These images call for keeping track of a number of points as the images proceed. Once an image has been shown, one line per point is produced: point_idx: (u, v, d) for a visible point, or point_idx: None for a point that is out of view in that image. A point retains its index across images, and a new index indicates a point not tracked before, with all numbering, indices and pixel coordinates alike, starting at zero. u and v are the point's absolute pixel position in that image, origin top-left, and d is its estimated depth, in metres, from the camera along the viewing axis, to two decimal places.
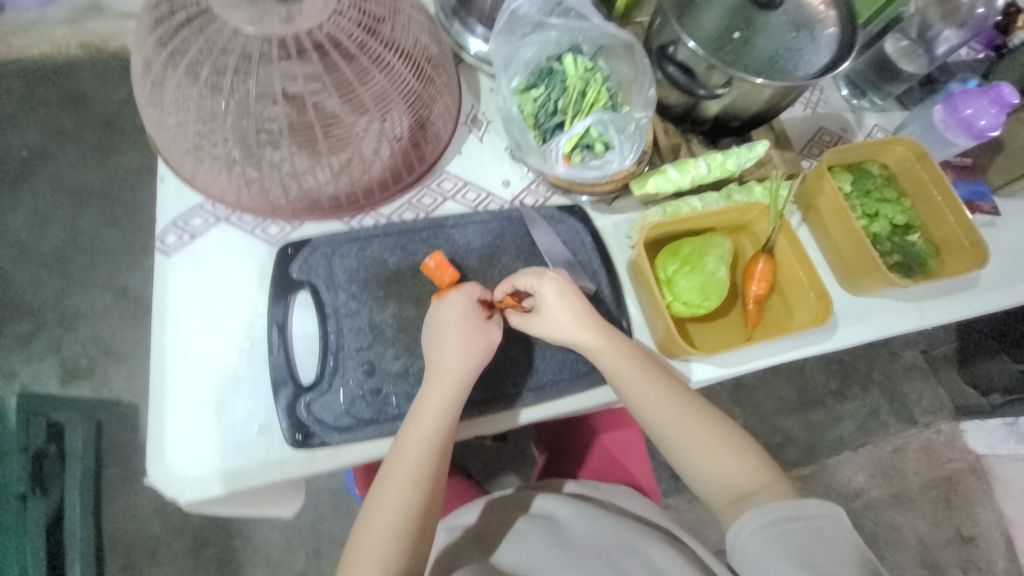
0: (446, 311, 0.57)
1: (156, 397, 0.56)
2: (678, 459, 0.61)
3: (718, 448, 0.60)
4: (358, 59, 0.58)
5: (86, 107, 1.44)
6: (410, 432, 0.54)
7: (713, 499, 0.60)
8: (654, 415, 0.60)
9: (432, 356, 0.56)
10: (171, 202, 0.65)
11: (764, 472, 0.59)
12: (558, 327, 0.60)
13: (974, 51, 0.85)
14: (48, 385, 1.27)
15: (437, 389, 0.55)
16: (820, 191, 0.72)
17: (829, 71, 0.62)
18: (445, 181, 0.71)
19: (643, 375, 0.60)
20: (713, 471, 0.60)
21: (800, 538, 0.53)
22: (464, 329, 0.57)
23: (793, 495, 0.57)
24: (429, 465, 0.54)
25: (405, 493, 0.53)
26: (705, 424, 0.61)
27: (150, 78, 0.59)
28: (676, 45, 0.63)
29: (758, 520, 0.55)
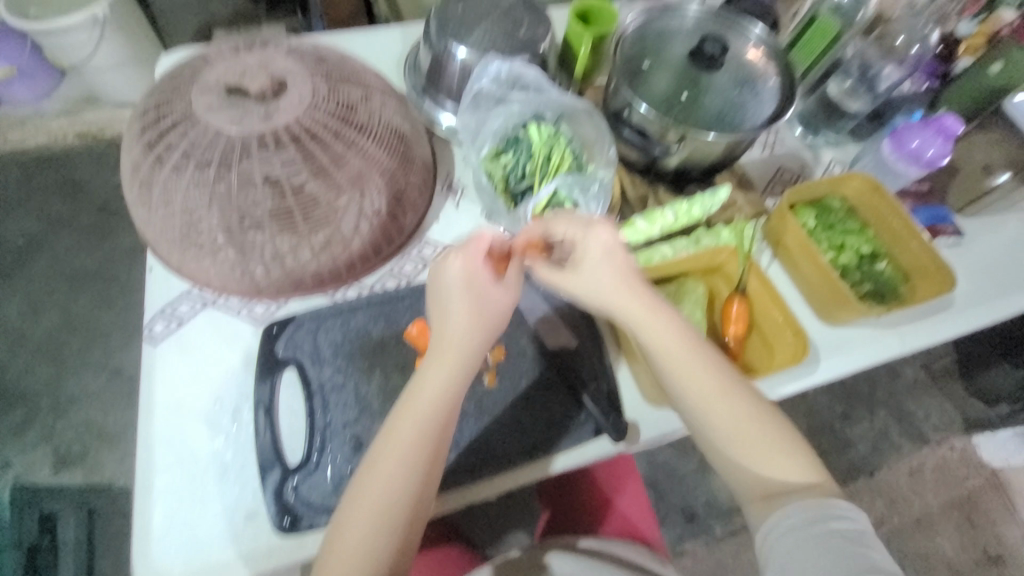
0: (459, 262, 0.56)
1: (141, 491, 0.56)
2: (709, 439, 0.56)
3: (760, 434, 0.55)
4: (333, 146, 0.62)
5: (82, 192, 1.50)
6: (416, 398, 0.52)
7: (743, 489, 0.56)
8: (689, 384, 0.55)
9: (441, 314, 0.56)
10: (160, 291, 0.67)
11: (812, 471, 0.54)
12: (573, 280, 0.58)
13: (918, 83, 0.86)
14: (41, 475, 1.24)
15: (448, 353, 0.54)
16: (785, 229, 0.75)
17: (776, 118, 0.66)
18: (425, 248, 0.74)
19: (683, 341, 0.56)
20: (750, 462, 0.54)
21: (833, 543, 0.49)
22: (476, 283, 0.56)
23: (831, 495, 0.53)
24: (432, 443, 0.52)
25: (397, 473, 0.50)
26: (747, 402, 0.55)
27: (139, 178, 0.62)
28: (629, 109, 0.69)
29: (789, 520, 0.51)
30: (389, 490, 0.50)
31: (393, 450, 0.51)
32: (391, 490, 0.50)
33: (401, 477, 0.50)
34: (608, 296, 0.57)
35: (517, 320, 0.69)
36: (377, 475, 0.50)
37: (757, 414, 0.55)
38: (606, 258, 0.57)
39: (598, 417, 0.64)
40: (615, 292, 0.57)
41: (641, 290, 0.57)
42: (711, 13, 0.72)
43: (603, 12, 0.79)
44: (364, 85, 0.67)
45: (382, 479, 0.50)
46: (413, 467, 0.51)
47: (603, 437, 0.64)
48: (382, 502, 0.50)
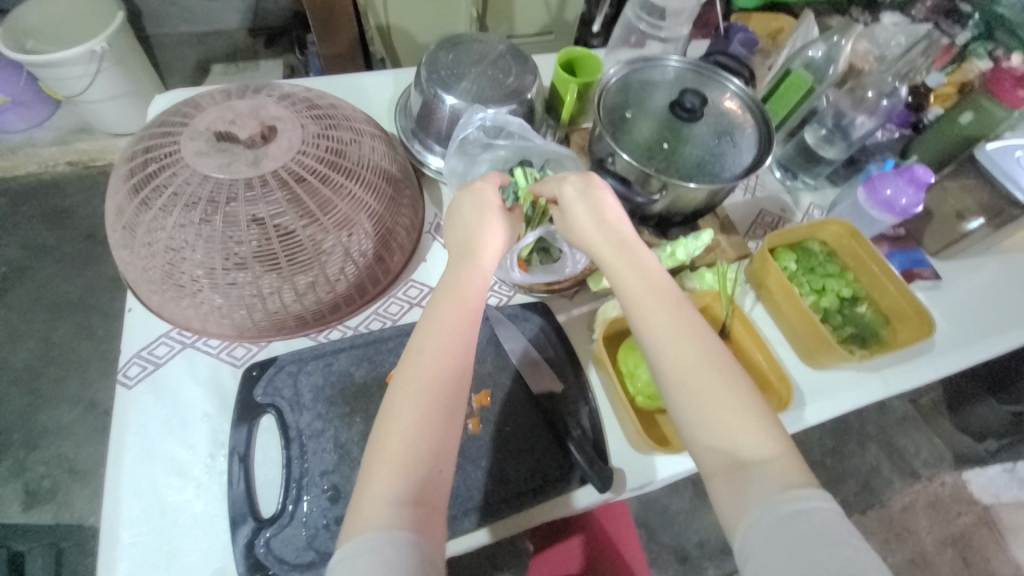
0: (469, 197, 0.61)
1: (106, 545, 0.53)
2: (669, 399, 0.50)
3: (724, 392, 0.49)
4: (320, 190, 0.62)
5: (70, 221, 1.50)
6: (443, 296, 0.53)
7: (707, 463, 0.47)
8: (653, 328, 0.52)
9: (463, 233, 0.59)
10: (137, 332, 0.65)
11: (784, 448, 0.47)
12: (579, 209, 0.60)
13: (889, 131, 0.90)
14: (7, 513, 1.18)
15: (472, 261, 0.56)
16: (767, 272, 0.76)
17: (753, 169, 0.68)
18: (411, 288, 0.74)
19: (652, 285, 0.55)
20: (709, 423, 0.48)
21: (801, 542, 0.41)
22: (490, 207, 0.60)
23: (803, 482, 0.44)
24: (465, 343, 0.51)
25: (423, 371, 0.48)
26: (713, 355, 0.50)
27: (123, 219, 0.62)
28: (612, 157, 0.70)
29: (754, 516, 0.43)
30: (423, 392, 0.47)
31: (419, 348, 0.49)
32: (425, 389, 0.47)
33: (429, 378, 0.48)
34: (595, 238, 0.59)
35: (503, 362, 0.68)
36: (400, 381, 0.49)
37: (720, 370, 0.49)
38: (606, 191, 0.61)
39: (585, 468, 0.61)
40: (601, 234, 0.59)
41: (631, 232, 0.59)
42: (690, 69, 0.76)
43: (588, 62, 0.83)
44: (353, 130, 0.68)
45: (412, 376, 0.48)
46: (445, 362, 0.49)
47: (588, 485, 0.63)
48: (423, 399, 0.47)
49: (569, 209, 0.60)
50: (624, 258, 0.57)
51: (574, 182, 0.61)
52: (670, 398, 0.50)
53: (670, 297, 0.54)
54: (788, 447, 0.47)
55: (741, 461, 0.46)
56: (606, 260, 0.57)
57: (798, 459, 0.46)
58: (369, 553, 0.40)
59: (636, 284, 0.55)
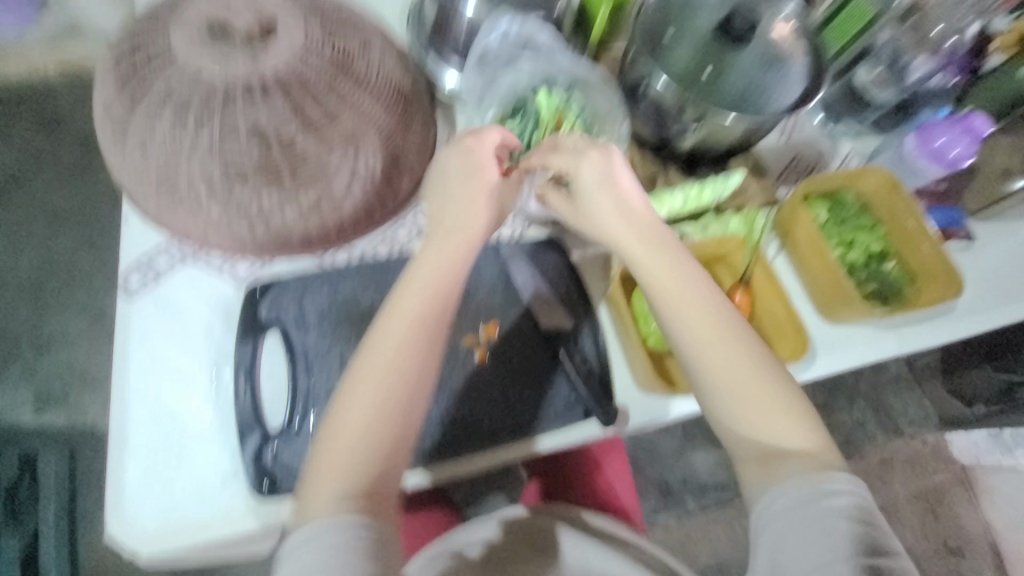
0: (455, 156, 0.56)
1: (115, 447, 0.54)
2: (710, 404, 0.54)
3: (762, 394, 0.53)
4: (324, 98, 0.57)
5: (62, 126, 1.42)
6: (416, 275, 0.53)
7: (743, 456, 0.53)
8: (697, 334, 0.53)
9: (443, 203, 0.56)
10: (136, 241, 0.63)
11: (813, 435, 0.53)
12: (604, 201, 0.56)
13: (947, 77, 0.80)
14: (25, 413, 1.24)
15: (447, 236, 0.55)
16: (795, 221, 0.72)
17: (798, 106, 0.61)
18: (420, 214, 0.71)
19: (691, 287, 0.55)
20: (744, 416, 0.53)
21: (829, 525, 0.48)
22: (478, 172, 0.56)
23: (834, 466, 0.51)
24: (424, 346, 0.51)
25: (394, 355, 0.50)
26: (749, 359, 0.53)
27: (113, 117, 0.58)
28: (648, 81, 0.65)
29: (787, 494, 0.50)
30: (390, 374, 0.50)
31: (393, 331, 0.51)
32: (392, 371, 0.50)
33: (399, 361, 0.50)
34: (623, 231, 0.56)
35: (512, 297, 0.66)
36: (370, 360, 0.50)
37: (755, 369, 0.53)
38: (627, 182, 0.57)
39: (589, 401, 0.62)
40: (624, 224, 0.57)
41: (656, 223, 0.57)
42: None
43: None
44: (362, 34, 0.62)
45: (379, 358, 0.50)
46: (413, 343, 0.51)
47: (591, 420, 0.64)
48: (385, 376, 0.50)
49: (589, 200, 0.57)
50: (656, 253, 0.56)
51: (596, 168, 0.56)
52: (712, 403, 0.53)
53: (710, 299, 0.54)
54: (818, 434, 0.53)
55: (776, 455, 0.52)
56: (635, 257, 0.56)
57: (825, 443, 0.53)
58: (314, 542, 0.46)
59: (674, 287, 0.55)
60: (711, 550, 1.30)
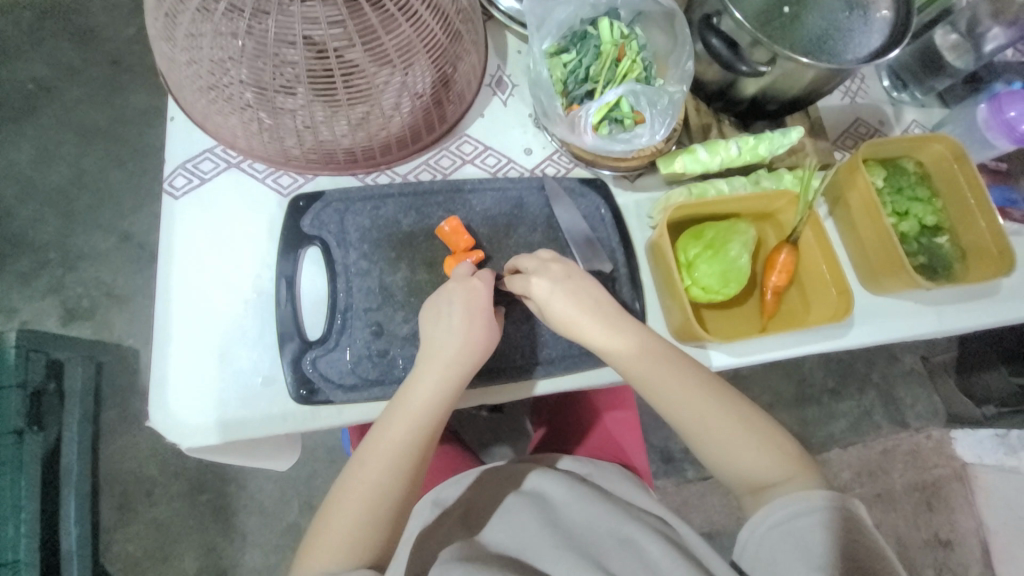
0: (460, 294, 0.55)
1: (159, 341, 0.56)
2: (695, 442, 0.58)
3: (740, 432, 0.57)
4: (384, 4, 0.53)
5: (94, 42, 1.39)
6: (406, 406, 0.53)
7: (734, 483, 0.58)
8: (679, 407, 0.57)
9: (435, 335, 0.55)
10: (181, 145, 0.63)
11: (795, 463, 0.56)
12: (573, 308, 0.57)
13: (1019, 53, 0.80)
14: (50, 323, 1.27)
15: (438, 367, 0.54)
16: (852, 185, 0.69)
17: (878, 56, 0.59)
18: (464, 144, 0.69)
19: (659, 359, 0.58)
20: (731, 460, 0.57)
21: (811, 536, 0.50)
22: (476, 313, 0.55)
23: (816, 485, 0.54)
24: (431, 426, 0.53)
25: (386, 481, 0.51)
26: (723, 413, 0.57)
27: (164, 8, 0.55)
28: (721, 15, 0.60)
29: (771, 517, 0.52)
30: (380, 498, 0.51)
31: (380, 461, 0.52)
32: (384, 492, 0.51)
33: (390, 484, 0.51)
34: (586, 319, 0.57)
35: (552, 236, 0.65)
36: (359, 481, 0.51)
37: (736, 427, 0.57)
38: (583, 281, 0.58)
39: None
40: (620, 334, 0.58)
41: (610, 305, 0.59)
42: None
43: None
44: None
45: (368, 483, 0.51)
46: (404, 471, 0.52)
47: None
48: (369, 505, 0.51)
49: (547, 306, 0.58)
50: (651, 350, 0.58)
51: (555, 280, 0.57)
52: (695, 443, 0.58)
53: (683, 370, 0.58)
54: (798, 460, 0.56)
55: (762, 488, 0.55)
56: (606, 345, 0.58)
57: (805, 466, 0.56)
58: None
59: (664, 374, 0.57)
60: (705, 518, 1.32)
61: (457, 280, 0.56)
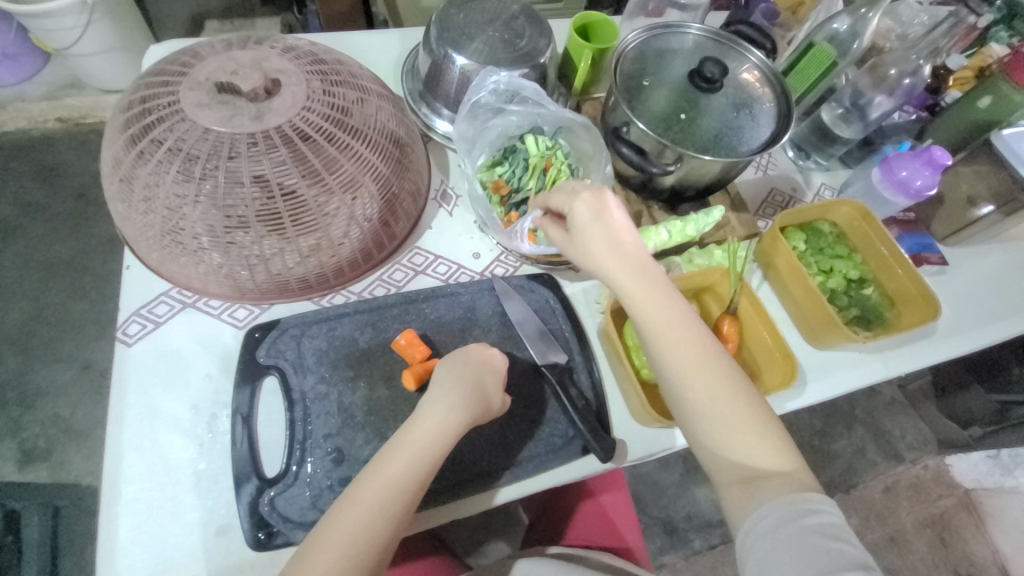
0: (472, 356, 0.57)
1: (108, 500, 0.54)
2: (692, 423, 0.51)
3: (740, 418, 0.50)
4: (326, 149, 0.59)
5: (61, 178, 1.43)
6: (409, 440, 0.50)
7: (722, 476, 0.50)
8: (682, 380, 0.51)
9: (444, 380, 0.55)
10: (136, 290, 0.65)
11: (795, 461, 0.49)
12: (606, 250, 0.55)
13: (906, 114, 0.89)
14: (3, 472, 1.16)
15: (439, 408, 0.52)
16: (776, 252, 0.75)
17: (770, 144, 0.66)
18: (416, 256, 0.72)
19: (670, 313, 0.53)
20: (726, 449, 0.49)
21: (804, 542, 0.44)
22: (488, 375, 0.57)
23: (814, 487, 0.47)
24: (426, 467, 0.49)
25: (374, 521, 0.46)
26: (725, 395, 0.50)
27: (120, 174, 0.59)
28: (628, 126, 0.68)
29: (762, 522, 0.46)
30: (376, 527, 0.46)
31: (371, 495, 0.47)
32: (379, 523, 0.46)
33: (379, 528, 0.46)
34: (619, 266, 0.55)
35: (508, 333, 0.67)
36: (353, 512, 0.46)
37: (741, 409, 0.50)
38: (620, 221, 0.56)
39: (586, 436, 0.62)
40: (641, 284, 0.54)
41: (645, 255, 0.56)
42: (711, 36, 0.73)
43: (603, 28, 0.78)
44: (360, 88, 0.64)
45: (351, 526, 0.45)
46: (400, 505, 0.47)
47: (590, 455, 0.64)
48: (364, 531, 0.45)
49: (581, 234, 0.56)
50: (663, 308, 0.53)
51: (605, 211, 0.56)
52: (692, 419, 0.51)
53: (688, 329, 0.52)
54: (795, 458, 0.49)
55: (754, 478, 0.48)
56: (625, 289, 0.54)
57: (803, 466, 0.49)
58: None
59: (670, 336, 0.52)
60: None
61: (477, 343, 0.59)
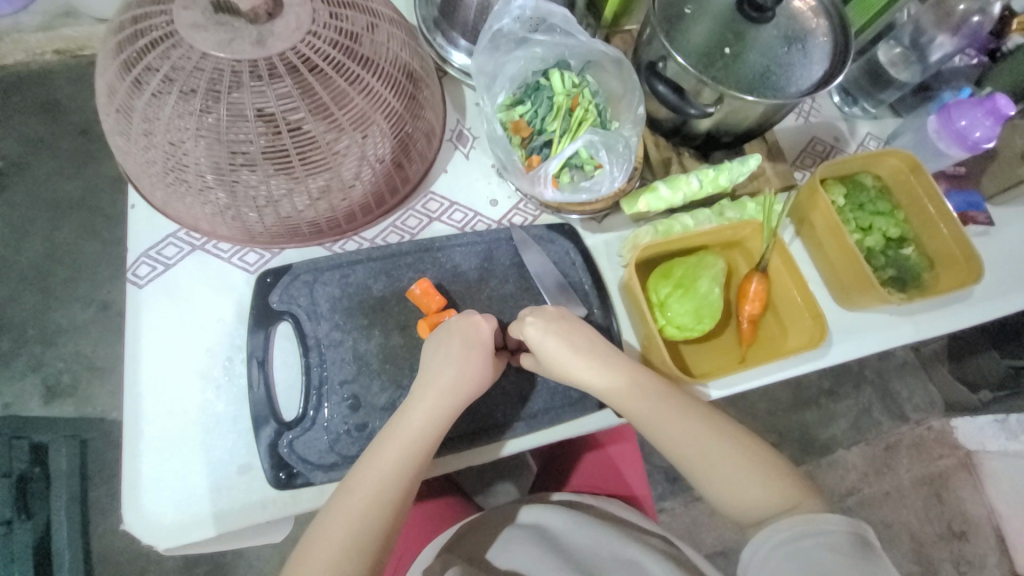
0: (457, 328, 0.56)
1: (131, 438, 0.55)
2: (701, 482, 0.56)
3: (739, 466, 0.55)
4: (334, 80, 0.54)
5: (62, 115, 1.38)
6: (400, 428, 0.52)
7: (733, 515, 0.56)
8: (681, 447, 0.56)
9: (433, 366, 0.55)
10: (144, 231, 0.63)
11: (790, 486, 0.54)
12: (574, 359, 0.57)
13: (967, 58, 0.80)
14: (31, 405, 1.21)
15: (431, 396, 0.53)
16: (814, 207, 0.70)
17: (822, 85, 0.60)
18: (430, 201, 0.69)
19: (656, 397, 0.57)
20: (736, 494, 0.55)
21: (813, 555, 0.48)
22: (474, 349, 0.55)
23: (823, 509, 0.52)
24: (421, 452, 0.52)
25: (369, 510, 0.49)
26: (724, 446, 0.56)
27: (117, 105, 0.55)
28: (665, 61, 0.62)
29: (772, 539, 0.50)
30: (374, 514, 0.49)
31: (367, 485, 0.50)
32: (378, 506, 0.50)
33: (373, 515, 0.49)
34: (594, 360, 0.57)
35: (526, 284, 0.65)
36: (350, 499, 0.50)
37: (738, 458, 0.55)
38: (578, 333, 0.58)
39: None
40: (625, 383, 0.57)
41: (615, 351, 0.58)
42: None
43: None
44: (370, 12, 0.58)
45: (350, 514, 0.49)
46: (395, 494, 0.50)
47: (606, 409, 0.63)
48: (364, 519, 0.49)
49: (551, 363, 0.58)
50: (647, 393, 0.57)
51: (553, 335, 0.57)
52: (702, 482, 0.56)
53: (674, 407, 0.56)
54: (790, 485, 0.55)
55: (763, 520, 0.53)
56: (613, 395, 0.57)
57: (801, 488, 0.55)
58: None
59: (663, 415, 0.56)
60: (718, 536, 1.30)
61: (460, 315, 0.57)
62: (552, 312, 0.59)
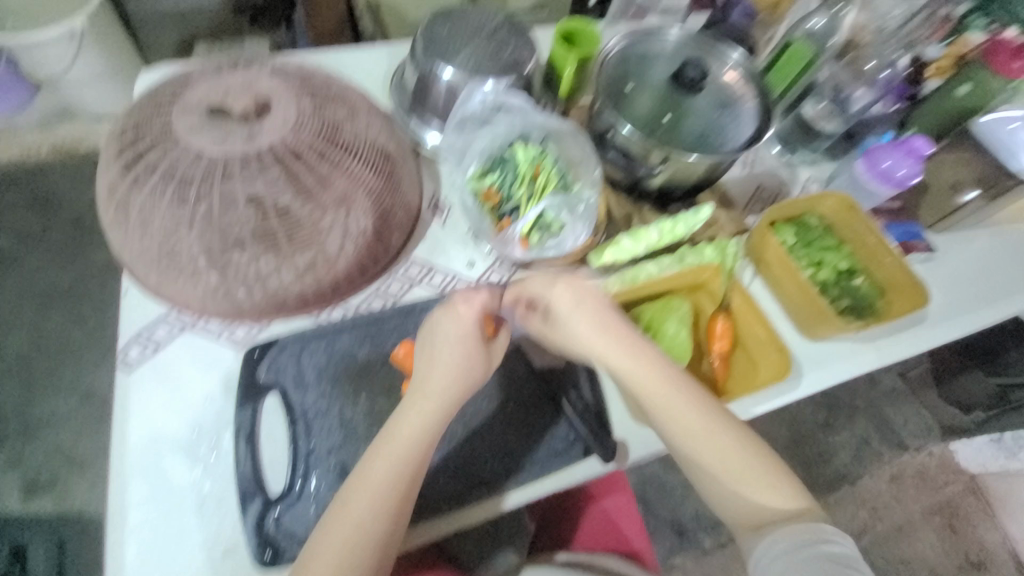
0: (448, 323, 0.58)
1: (114, 526, 0.55)
2: (707, 483, 0.56)
3: (747, 465, 0.55)
4: (318, 167, 0.60)
5: (55, 208, 1.43)
6: (395, 434, 0.54)
7: (733, 520, 0.56)
8: (688, 442, 0.56)
9: (426, 368, 0.57)
10: (136, 314, 0.65)
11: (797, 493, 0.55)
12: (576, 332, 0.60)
13: (888, 105, 0.85)
14: (8, 505, 1.16)
15: (431, 398, 0.55)
16: (765, 246, 0.77)
17: (753, 141, 0.67)
18: (411, 267, 0.73)
19: (658, 384, 0.57)
20: (744, 495, 0.55)
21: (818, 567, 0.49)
22: (465, 339, 0.58)
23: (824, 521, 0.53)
24: (419, 450, 0.53)
25: (368, 521, 0.50)
26: (732, 442, 0.56)
27: (116, 200, 0.60)
28: (613, 130, 0.70)
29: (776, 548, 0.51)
30: (375, 524, 0.50)
31: (365, 497, 0.51)
32: (376, 519, 0.50)
33: (372, 524, 0.50)
34: (598, 342, 0.59)
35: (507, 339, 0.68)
36: (349, 510, 0.50)
37: (745, 456, 0.56)
38: (577, 309, 0.60)
39: (587, 438, 0.64)
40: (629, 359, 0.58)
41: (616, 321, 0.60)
42: (691, 38, 0.74)
43: (584, 34, 0.78)
44: (350, 105, 0.65)
45: (350, 523, 0.50)
46: (393, 504, 0.51)
47: (592, 457, 0.64)
48: (363, 529, 0.50)
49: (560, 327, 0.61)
50: (648, 371, 0.58)
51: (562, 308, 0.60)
52: (708, 479, 0.56)
53: (675, 397, 0.57)
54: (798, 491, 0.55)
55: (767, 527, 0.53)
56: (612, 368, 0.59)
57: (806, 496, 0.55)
58: None
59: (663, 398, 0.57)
60: None
61: (445, 309, 0.59)
62: (565, 287, 0.61)
